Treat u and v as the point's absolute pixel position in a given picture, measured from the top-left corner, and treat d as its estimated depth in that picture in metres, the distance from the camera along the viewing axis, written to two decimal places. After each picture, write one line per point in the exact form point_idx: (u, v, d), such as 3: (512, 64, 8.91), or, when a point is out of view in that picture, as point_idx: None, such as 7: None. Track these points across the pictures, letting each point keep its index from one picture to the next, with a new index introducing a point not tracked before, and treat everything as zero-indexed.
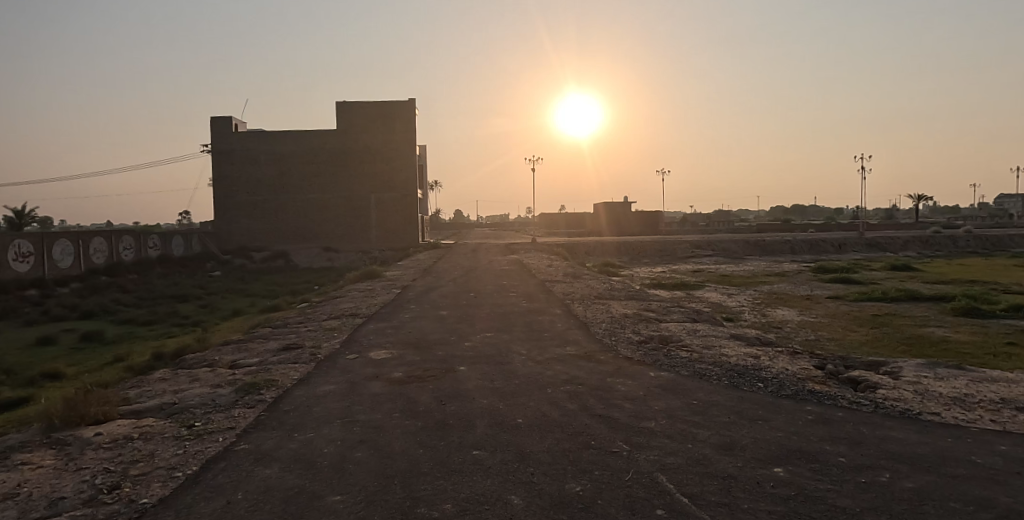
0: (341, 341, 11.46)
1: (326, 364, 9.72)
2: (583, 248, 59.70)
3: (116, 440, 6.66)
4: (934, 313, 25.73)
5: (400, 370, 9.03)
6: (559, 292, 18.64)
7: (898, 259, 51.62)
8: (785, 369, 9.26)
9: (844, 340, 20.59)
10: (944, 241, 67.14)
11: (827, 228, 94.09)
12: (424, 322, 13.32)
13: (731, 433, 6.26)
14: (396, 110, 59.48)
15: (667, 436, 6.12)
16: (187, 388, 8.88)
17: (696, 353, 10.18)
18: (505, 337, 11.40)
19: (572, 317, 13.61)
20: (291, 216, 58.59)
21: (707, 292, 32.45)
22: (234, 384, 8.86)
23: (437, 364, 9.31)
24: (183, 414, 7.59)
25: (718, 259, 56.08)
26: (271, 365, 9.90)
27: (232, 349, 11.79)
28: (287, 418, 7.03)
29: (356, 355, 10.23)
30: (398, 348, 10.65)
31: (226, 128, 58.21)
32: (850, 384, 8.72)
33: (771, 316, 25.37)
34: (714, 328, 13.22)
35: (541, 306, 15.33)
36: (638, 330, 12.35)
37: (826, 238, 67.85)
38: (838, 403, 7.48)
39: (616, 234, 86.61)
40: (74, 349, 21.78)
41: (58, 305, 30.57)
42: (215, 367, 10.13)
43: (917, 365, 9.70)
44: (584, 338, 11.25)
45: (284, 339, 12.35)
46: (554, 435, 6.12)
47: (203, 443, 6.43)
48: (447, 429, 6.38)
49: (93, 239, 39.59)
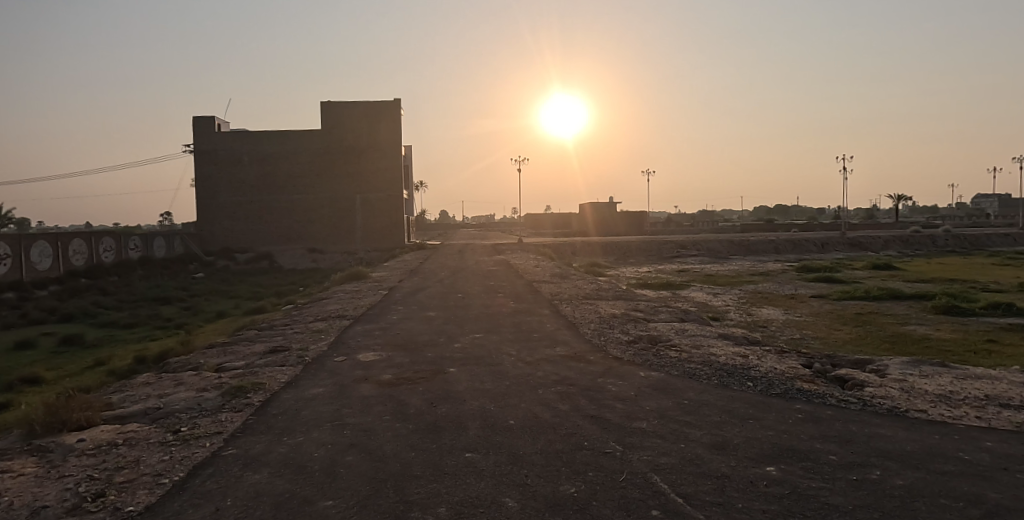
0: (329, 344, 11.36)
1: (314, 366, 9.62)
2: (569, 248, 59.88)
3: (100, 446, 6.53)
4: (915, 311, 26.14)
5: (389, 372, 8.96)
6: (547, 293, 18.63)
7: (879, 258, 52.45)
8: (773, 368, 9.32)
9: (829, 338, 20.83)
10: (924, 241, 68.24)
11: (810, 228, 95.11)
12: (412, 324, 13.24)
13: (723, 432, 6.29)
14: (381, 111, 59.17)
15: (659, 437, 6.12)
16: (172, 392, 8.74)
17: (684, 352, 10.21)
18: (494, 337, 11.37)
19: (561, 317, 13.60)
20: (275, 217, 58.12)
21: (693, 292, 32.72)
22: (220, 388, 8.74)
23: (426, 365, 9.25)
24: (168, 419, 7.47)
25: (704, 259, 56.49)
26: (257, 367, 9.78)
27: (217, 352, 11.64)
28: (276, 422, 6.93)
29: (344, 357, 10.14)
30: (386, 350, 10.54)
31: (208, 127, 57.57)
32: (837, 382, 8.77)
33: (757, 315, 25.61)
34: (702, 327, 13.27)
35: (530, 307, 15.30)
36: (627, 330, 12.35)
37: (808, 238, 68.69)
38: (827, 401, 7.55)
39: (602, 233, 86.97)
40: (54, 353, 21.44)
41: (37, 308, 30.00)
42: (200, 370, 9.99)
43: (904, 362, 9.79)
44: (574, 338, 11.25)
45: (271, 341, 12.21)
46: (546, 436, 6.11)
47: (189, 448, 6.32)
48: (439, 431, 6.33)
49: (73, 241, 38.98)
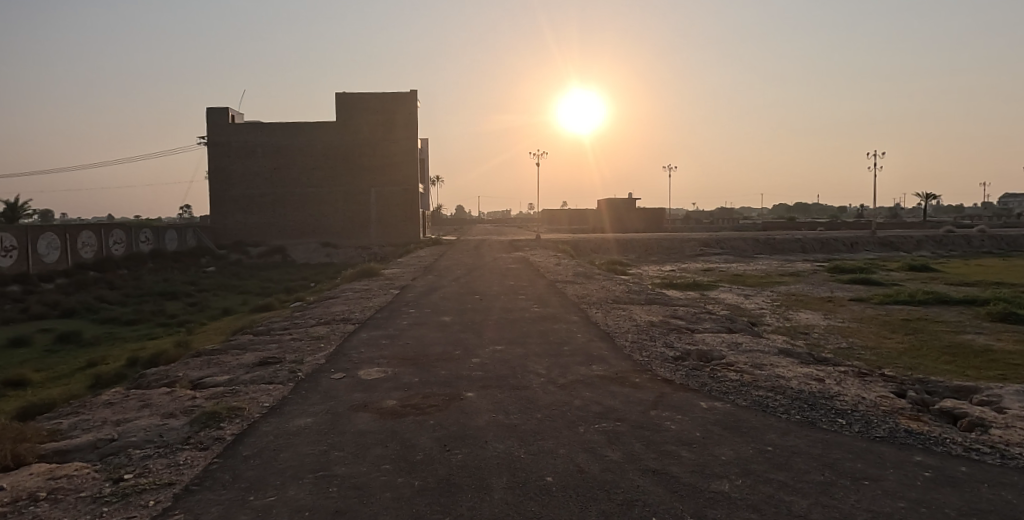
0: (327, 355, 9.82)
1: (306, 386, 8.11)
2: (589, 245, 58.04)
3: (15, 502, 5.05)
4: (969, 318, 24.14)
5: (394, 396, 7.40)
6: (572, 295, 16.96)
7: (915, 259, 49.89)
8: (861, 398, 7.64)
9: (881, 348, 18.95)
10: (959, 241, 65.45)
11: (836, 227, 92.52)
12: (423, 331, 11.64)
13: (838, 503, 4.63)
14: (398, 102, 57.62)
15: (753, 509, 4.50)
16: (133, 417, 7.27)
17: (747, 375, 8.53)
18: (519, 350, 9.77)
19: (592, 326, 11.95)
20: (289, 211, 57.09)
21: (723, 293, 30.85)
22: (191, 413, 7.25)
23: (440, 388, 7.67)
24: (117, 461, 5.97)
25: (729, 257, 54.48)
26: (241, 386, 8.28)
27: (201, 363, 10.14)
28: (245, 471, 5.40)
29: (343, 374, 8.62)
30: (392, 366, 8.95)
31: (221, 119, 56.59)
32: (948, 418, 7.05)
33: (794, 320, 23.76)
34: (755, 340, 11.52)
35: (555, 312, 13.63)
36: (671, 343, 10.66)
37: (836, 236, 66.22)
38: (952, 451, 5.85)
39: (620, 230, 85.08)
40: (47, 352, 20.24)
41: (39, 302, 28.95)
42: (174, 387, 8.50)
43: (1018, 393, 8.02)
44: (612, 353, 9.61)
45: (263, 350, 10.69)
46: (599, 506, 4.51)
47: (125, 510, 4.78)
48: (454, 493, 4.76)
49: (81, 233, 38.11)
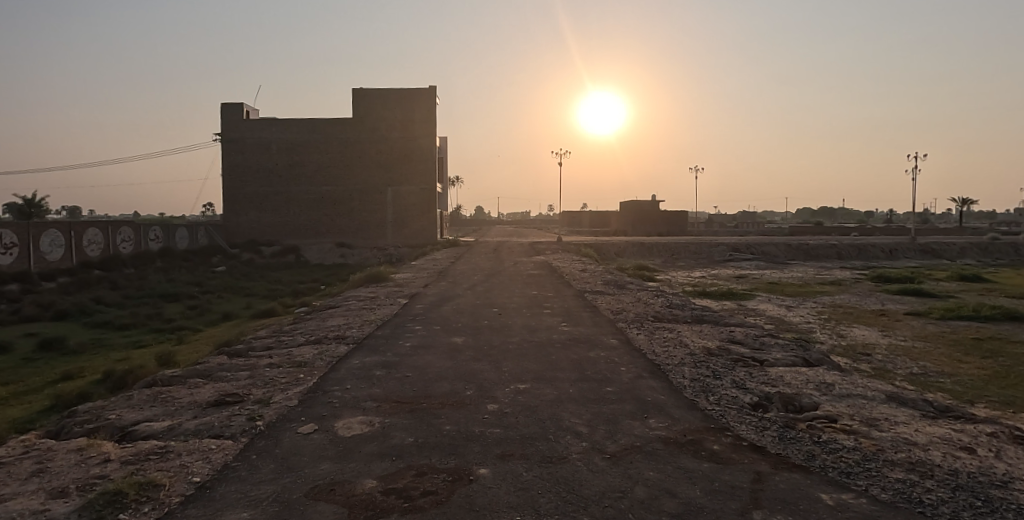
0: (302, 393, 7.66)
1: (259, 446, 5.93)
2: (612, 249, 55.56)
3: None
4: None
5: (377, 473, 5.18)
6: (605, 309, 14.69)
7: (964, 268, 46.69)
8: None
9: (962, 374, 16.41)
10: (1006, 249, 61.73)
11: (869, 233, 88.82)
12: (428, 359, 9.44)
13: None
14: (417, 99, 55.70)
15: None
16: (6, 496, 5.14)
17: (865, 439, 6.18)
18: (549, 391, 7.53)
19: (637, 354, 9.64)
20: (303, 210, 55.46)
21: (762, 303, 28.31)
22: (89, 492, 5.09)
23: (442, 457, 5.45)
24: None
25: (761, 263, 51.64)
26: (174, 444, 6.13)
27: (147, 398, 8.05)
28: None
29: (315, 425, 6.47)
30: (384, 414, 6.77)
31: (236, 115, 55.21)
32: None
33: (850, 337, 21.11)
34: (845, 376, 9.09)
35: (589, 334, 11.38)
36: (742, 381, 8.31)
37: (874, 243, 62.85)
38: None
39: (643, 233, 82.48)
40: (25, 361, 18.46)
41: (35, 302, 27.39)
42: (88, 441, 6.36)
43: None
44: (671, 399, 7.33)
45: (229, 381, 8.59)
46: None
47: None
48: None
49: (89, 230, 36.73)
